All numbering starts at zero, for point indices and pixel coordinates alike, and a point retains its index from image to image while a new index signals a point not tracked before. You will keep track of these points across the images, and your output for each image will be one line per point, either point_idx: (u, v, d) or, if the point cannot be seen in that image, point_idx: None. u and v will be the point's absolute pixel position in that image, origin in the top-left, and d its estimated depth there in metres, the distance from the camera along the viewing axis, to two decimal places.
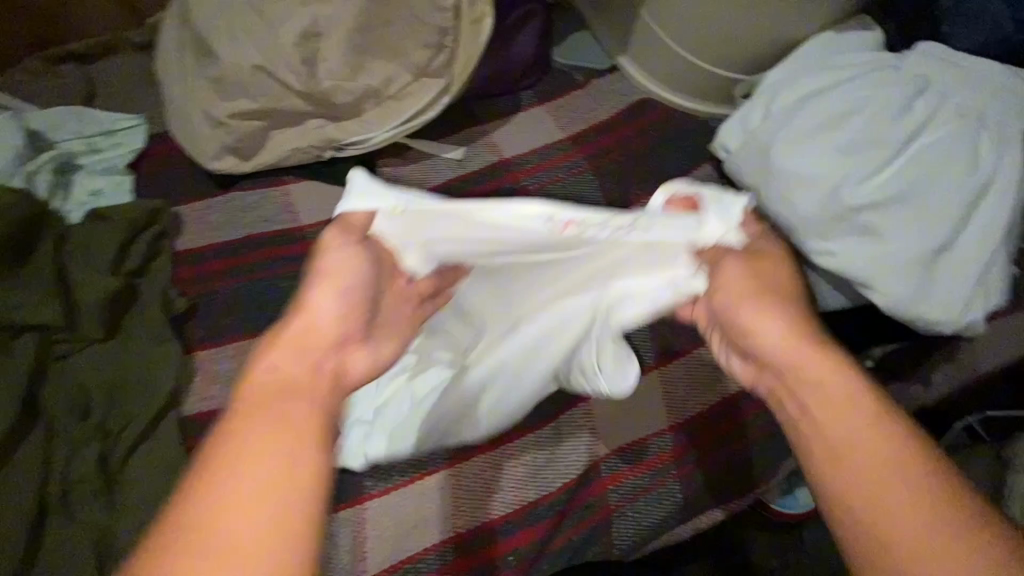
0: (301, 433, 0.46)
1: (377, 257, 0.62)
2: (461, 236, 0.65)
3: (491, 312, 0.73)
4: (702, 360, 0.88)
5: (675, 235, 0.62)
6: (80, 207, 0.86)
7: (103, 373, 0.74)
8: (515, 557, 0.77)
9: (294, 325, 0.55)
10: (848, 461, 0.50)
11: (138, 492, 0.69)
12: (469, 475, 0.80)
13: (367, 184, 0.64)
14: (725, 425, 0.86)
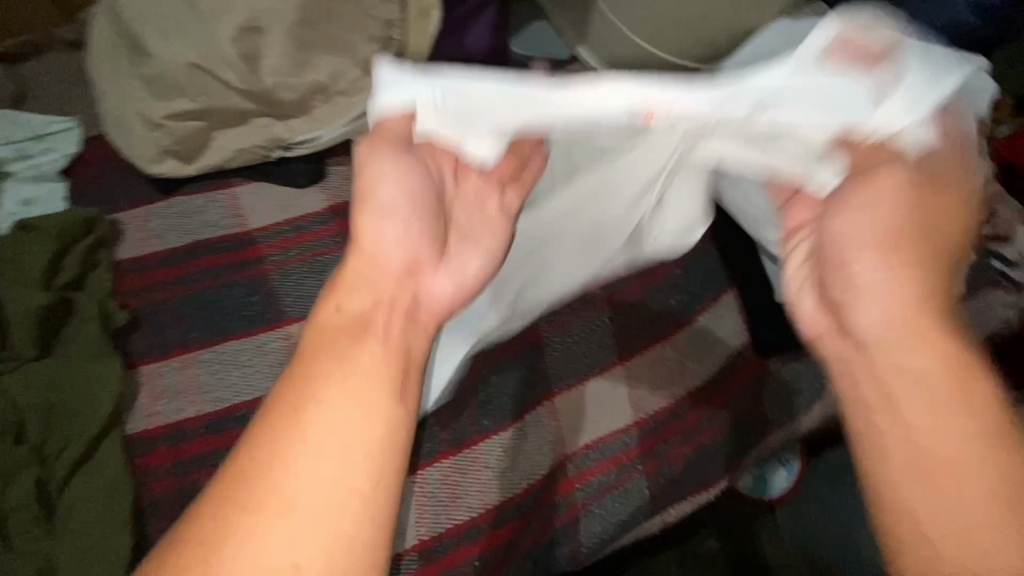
0: (369, 397, 0.48)
1: (425, 180, 0.55)
2: (540, 119, 0.51)
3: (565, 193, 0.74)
4: (666, 354, 0.87)
5: (820, 117, 0.52)
6: (11, 217, 0.82)
7: (39, 393, 0.71)
8: (482, 562, 0.76)
9: (351, 263, 0.53)
10: (919, 442, 0.48)
11: (78, 517, 0.66)
12: (438, 480, 0.78)
13: (400, 76, 0.51)
14: (691, 417, 0.85)
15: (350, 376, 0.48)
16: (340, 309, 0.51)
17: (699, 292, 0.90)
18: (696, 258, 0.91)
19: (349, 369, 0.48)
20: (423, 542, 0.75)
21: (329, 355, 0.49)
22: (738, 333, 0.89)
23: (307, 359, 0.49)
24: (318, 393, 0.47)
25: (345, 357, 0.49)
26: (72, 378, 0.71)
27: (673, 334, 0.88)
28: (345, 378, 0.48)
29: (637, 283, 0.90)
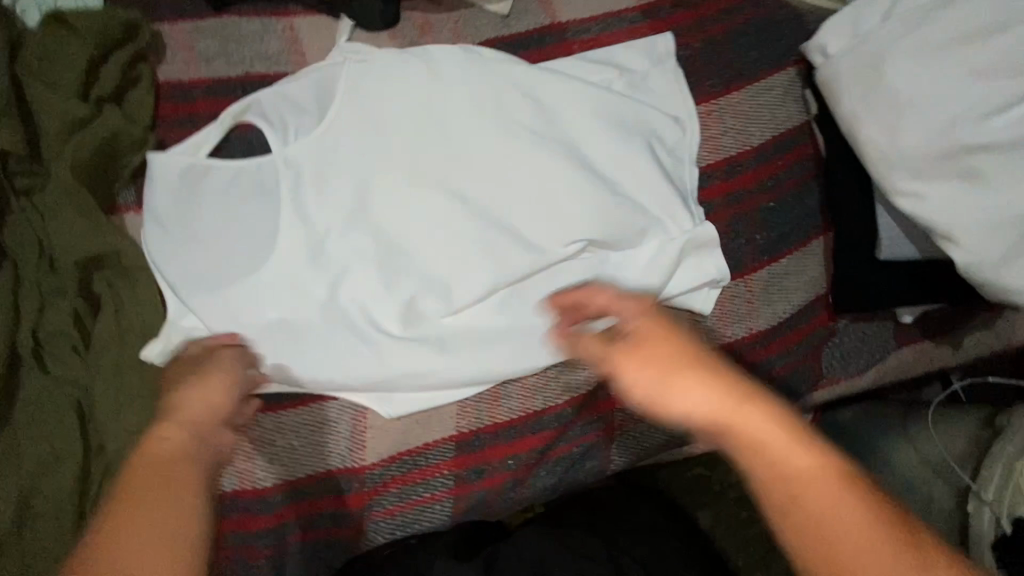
0: (172, 467, 0.46)
1: (173, 230, 0.65)
2: (176, 170, 0.66)
3: (243, 242, 0.67)
4: (734, 294, 0.81)
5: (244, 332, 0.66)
6: (39, 6, 0.71)
7: (70, 216, 0.63)
8: (451, 479, 0.73)
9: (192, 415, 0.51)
10: (701, 385, 0.48)
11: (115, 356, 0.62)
12: (270, 437, 0.68)
13: (162, 168, 0.66)
14: (749, 359, 0.81)
15: (180, 480, 0.45)
16: (165, 437, 0.48)
17: (789, 231, 0.82)
18: (796, 192, 0.82)
19: (172, 478, 0.45)
20: (274, 489, 0.68)
21: (120, 497, 0.44)
22: (816, 283, 0.82)
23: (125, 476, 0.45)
24: (155, 468, 0.45)
25: (162, 475, 0.45)
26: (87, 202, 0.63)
27: (751, 273, 0.81)
28: (143, 519, 0.42)
29: (725, 210, 0.81)
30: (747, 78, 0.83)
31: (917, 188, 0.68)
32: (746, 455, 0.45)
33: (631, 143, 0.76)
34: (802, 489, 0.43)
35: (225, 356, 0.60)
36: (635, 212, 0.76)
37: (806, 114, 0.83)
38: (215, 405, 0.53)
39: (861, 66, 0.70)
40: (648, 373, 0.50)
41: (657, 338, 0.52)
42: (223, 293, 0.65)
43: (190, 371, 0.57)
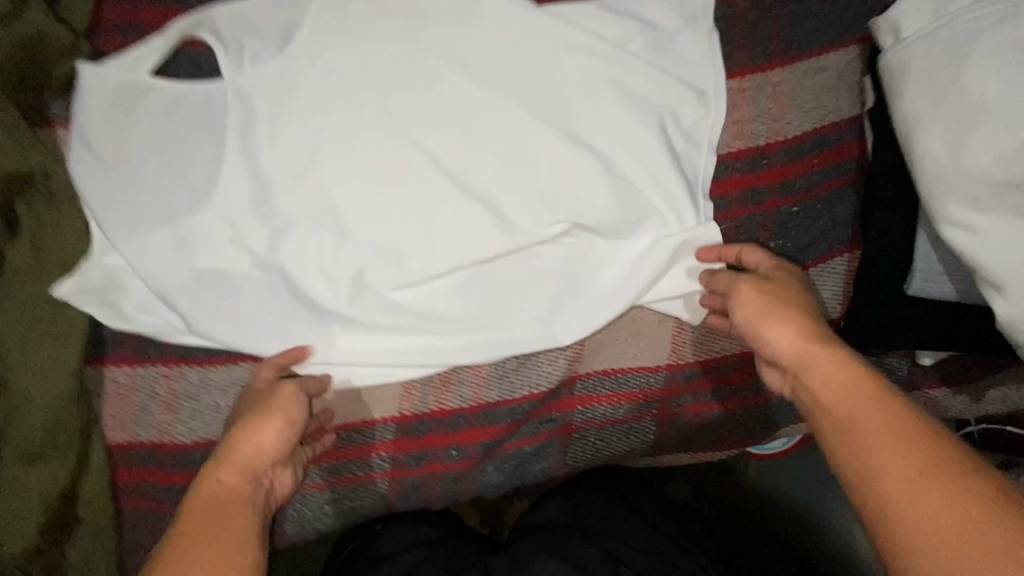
0: (229, 513, 0.47)
1: (102, 157, 0.58)
2: (108, 88, 0.58)
3: (177, 179, 0.59)
4: None
5: (170, 281, 0.59)
6: None
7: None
8: (387, 462, 0.69)
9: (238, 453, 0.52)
10: (792, 323, 0.54)
11: (33, 290, 0.57)
12: (195, 391, 0.62)
13: (93, 82, 0.58)
14: (730, 377, 0.75)
15: (232, 526, 0.46)
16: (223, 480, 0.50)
17: (808, 244, 0.71)
18: (826, 200, 0.70)
19: (228, 528, 0.46)
20: (197, 446, 0.62)
21: (179, 535, 0.46)
22: (827, 306, 0.72)
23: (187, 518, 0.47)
24: (215, 512, 0.47)
25: (219, 520, 0.46)
26: (6, 114, 0.56)
27: None
28: (189, 559, 0.43)
29: (738, 209, 0.70)
30: (797, 53, 0.69)
31: (970, 219, 0.56)
32: (812, 387, 0.50)
33: (642, 120, 0.65)
34: (851, 424, 0.45)
35: (287, 386, 0.58)
36: (634, 201, 0.67)
37: (858, 107, 0.70)
38: (269, 450, 0.54)
39: (938, 58, 0.58)
40: (750, 300, 0.57)
41: (772, 282, 0.59)
42: (151, 236, 0.59)
43: (255, 407, 0.56)
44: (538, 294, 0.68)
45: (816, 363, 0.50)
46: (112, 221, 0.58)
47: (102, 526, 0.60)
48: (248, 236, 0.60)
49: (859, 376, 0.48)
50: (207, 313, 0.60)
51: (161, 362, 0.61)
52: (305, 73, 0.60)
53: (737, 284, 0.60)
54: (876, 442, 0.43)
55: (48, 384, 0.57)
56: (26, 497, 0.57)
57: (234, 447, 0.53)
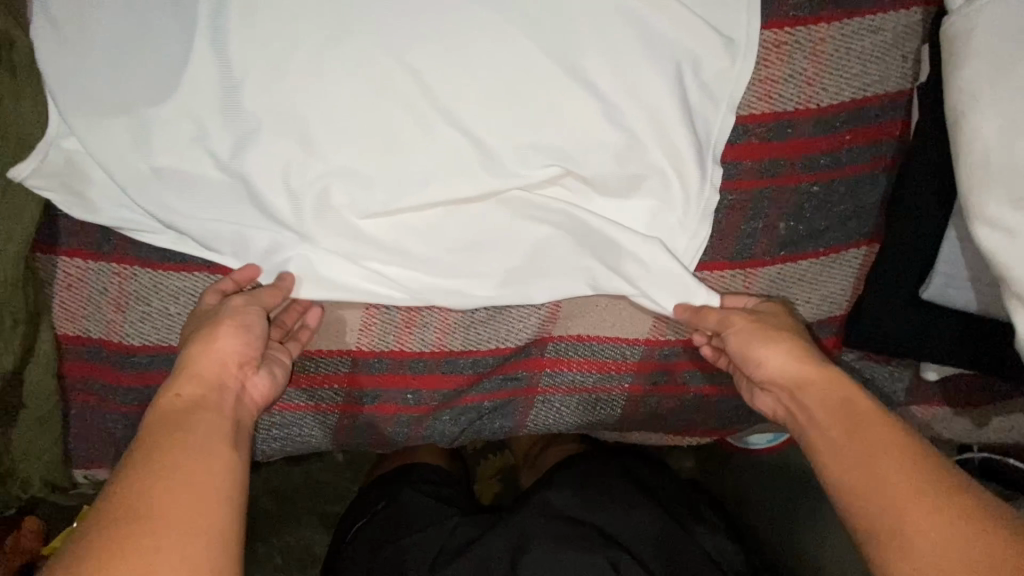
0: (197, 415, 0.48)
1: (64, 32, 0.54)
2: None
3: (138, 68, 0.55)
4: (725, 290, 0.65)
5: (127, 177, 0.56)
6: None
7: None
8: (342, 395, 0.67)
9: (203, 361, 0.52)
10: (789, 349, 0.55)
11: None
12: (146, 295, 0.60)
13: None
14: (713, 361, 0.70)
15: (200, 433, 0.47)
16: (179, 395, 0.50)
17: (823, 230, 0.64)
18: (852, 183, 0.63)
19: (197, 432, 0.47)
20: (144, 350, 0.61)
21: (144, 438, 0.46)
22: (829, 302, 0.66)
23: (153, 428, 0.47)
24: (181, 418, 0.48)
25: (186, 426, 0.47)
26: None
27: (755, 267, 0.65)
28: (160, 453, 0.45)
29: (751, 179, 0.63)
30: (850, 9, 0.60)
31: (1008, 219, 0.49)
32: (811, 414, 0.52)
33: (657, 65, 0.58)
34: (848, 442, 0.49)
35: (236, 300, 0.56)
36: (635, 156, 0.60)
37: (909, 82, 0.61)
38: (231, 358, 0.53)
39: (1012, 26, 0.49)
40: (743, 328, 0.57)
41: (764, 314, 0.59)
42: (112, 126, 0.55)
43: (205, 323, 0.55)
44: (516, 243, 0.63)
45: (816, 389, 0.52)
46: (71, 103, 0.55)
47: (46, 415, 0.60)
48: (213, 138, 0.56)
49: (852, 398, 0.51)
50: (161, 215, 0.57)
51: (114, 260, 0.59)
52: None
53: (728, 325, 0.58)
54: (876, 460, 0.47)
55: None
56: None
57: (191, 361, 0.52)
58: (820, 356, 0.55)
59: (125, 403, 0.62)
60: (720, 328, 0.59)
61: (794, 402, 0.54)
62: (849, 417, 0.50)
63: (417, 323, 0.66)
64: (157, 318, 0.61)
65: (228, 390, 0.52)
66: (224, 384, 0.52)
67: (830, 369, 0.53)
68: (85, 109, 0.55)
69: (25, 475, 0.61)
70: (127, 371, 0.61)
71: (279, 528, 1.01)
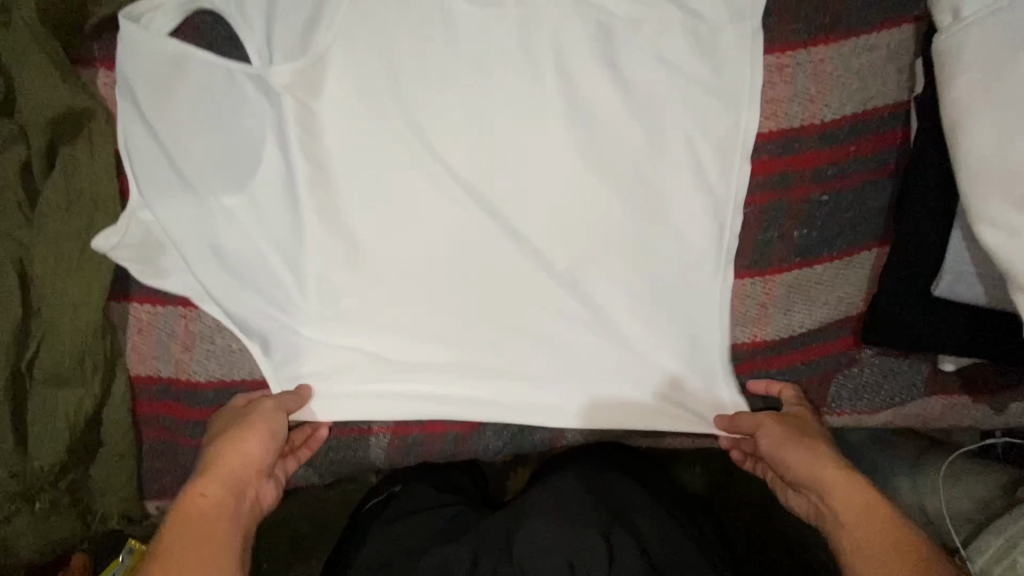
0: (215, 524, 0.52)
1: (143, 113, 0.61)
2: (145, 44, 0.59)
3: (210, 151, 0.62)
4: (746, 296, 0.70)
5: (196, 241, 0.63)
6: None
7: (28, 66, 0.57)
8: (392, 417, 0.72)
9: (225, 465, 0.56)
10: (813, 451, 0.61)
11: (59, 226, 0.59)
12: (211, 334, 0.65)
13: (132, 36, 0.59)
14: None
15: (219, 546, 0.50)
16: (203, 499, 0.53)
17: (836, 235, 0.68)
18: (859, 191, 0.67)
19: (213, 545, 0.50)
20: (209, 386, 0.65)
21: (166, 545, 0.50)
22: (846, 302, 0.70)
23: (171, 538, 0.50)
24: (200, 526, 0.51)
25: (205, 537, 0.51)
26: (51, 54, 0.57)
27: (775, 274, 0.69)
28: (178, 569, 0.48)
29: (762, 194, 0.67)
30: (847, 30, 0.64)
31: (1010, 220, 0.53)
32: (843, 521, 0.55)
33: (662, 108, 0.66)
34: (866, 544, 0.53)
35: (266, 403, 0.62)
36: (649, 206, 0.67)
37: (906, 93, 0.65)
38: (254, 463, 0.58)
39: (997, 42, 0.54)
40: (774, 433, 0.64)
41: (795, 420, 0.65)
42: (185, 205, 0.62)
43: (235, 423, 0.60)
44: (550, 297, 0.68)
45: (829, 486, 0.58)
46: (148, 180, 0.62)
47: (122, 451, 0.64)
48: (275, 215, 0.63)
49: (882, 512, 0.54)
50: (219, 302, 0.64)
51: (181, 303, 0.64)
52: (330, 42, 0.62)
53: (759, 427, 0.65)
54: (876, 556, 0.52)
55: (74, 319, 0.59)
56: (54, 418, 0.60)
57: (218, 461, 0.56)
58: (843, 458, 0.60)
59: (193, 436, 0.66)
60: (754, 428, 0.65)
61: (818, 500, 0.59)
62: (856, 513, 0.55)
63: None
64: (224, 359, 0.66)
65: (241, 495, 0.55)
66: (241, 494, 0.55)
67: (846, 472, 0.58)
68: (161, 196, 0.62)
69: (103, 510, 0.66)
70: (196, 408, 0.66)
71: (323, 549, 1.05)
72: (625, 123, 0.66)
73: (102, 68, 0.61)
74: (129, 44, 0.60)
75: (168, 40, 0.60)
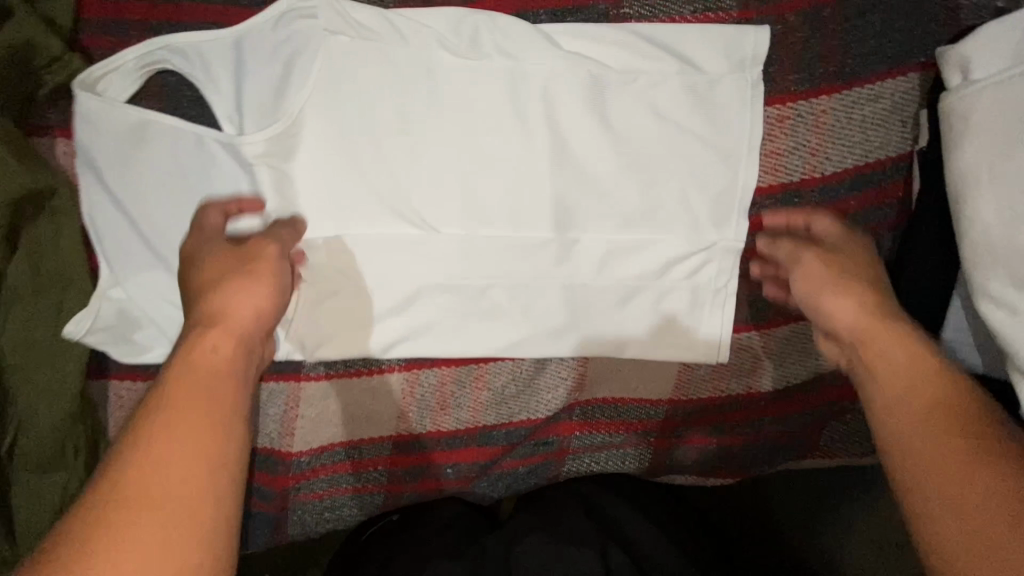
0: (206, 387, 0.45)
1: (106, 184, 0.57)
2: (104, 114, 0.56)
3: (180, 219, 0.58)
4: (741, 348, 0.69)
5: (170, 315, 0.59)
6: None
7: None
8: (386, 475, 0.72)
9: (236, 309, 0.50)
10: (857, 291, 0.53)
11: (24, 310, 0.56)
12: None
13: (88, 107, 0.55)
14: (727, 436, 0.74)
15: (219, 406, 0.44)
16: (213, 351, 0.47)
17: None
18: None
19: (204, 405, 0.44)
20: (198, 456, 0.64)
21: (162, 392, 0.44)
22: None
23: (162, 392, 0.44)
24: (194, 387, 0.45)
25: (200, 394, 0.44)
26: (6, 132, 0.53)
27: (770, 326, 0.68)
28: (163, 436, 0.42)
29: (761, 248, 0.66)
30: (851, 79, 0.61)
31: (1011, 298, 0.52)
32: (878, 369, 0.50)
33: (656, 160, 0.63)
34: (910, 396, 0.47)
35: (270, 250, 0.54)
36: (643, 255, 0.65)
37: (909, 144, 0.63)
38: (261, 310, 0.51)
39: (1008, 111, 0.52)
40: (813, 272, 0.55)
41: (836, 255, 0.56)
42: (157, 278, 0.59)
43: (233, 264, 0.52)
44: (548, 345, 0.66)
45: (872, 333, 0.51)
46: (117, 253, 0.58)
47: None
48: None
49: (922, 356, 0.49)
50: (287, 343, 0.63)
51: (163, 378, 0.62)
52: (303, 104, 0.58)
53: (797, 262, 0.57)
54: (915, 405, 0.47)
55: (47, 404, 0.57)
56: (39, 507, 0.58)
57: (225, 307, 0.50)
58: (890, 302, 0.53)
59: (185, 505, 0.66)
60: (789, 264, 0.57)
61: (852, 349, 0.53)
62: (907, 366, 0.49)
63: (455, 407, 0.69)
64: None
65: (252, 356, 0.50)
66: (248, 345, 0.50)
67: (898, 324, 0.51)
68: (131, 270, 0.59)
69: None
70: None
71: None
72: (618, 177, 0.63)
73: (61, 136, 0.58)
74: (84, 110, 0.56)
75: (129, 108, 0.56)
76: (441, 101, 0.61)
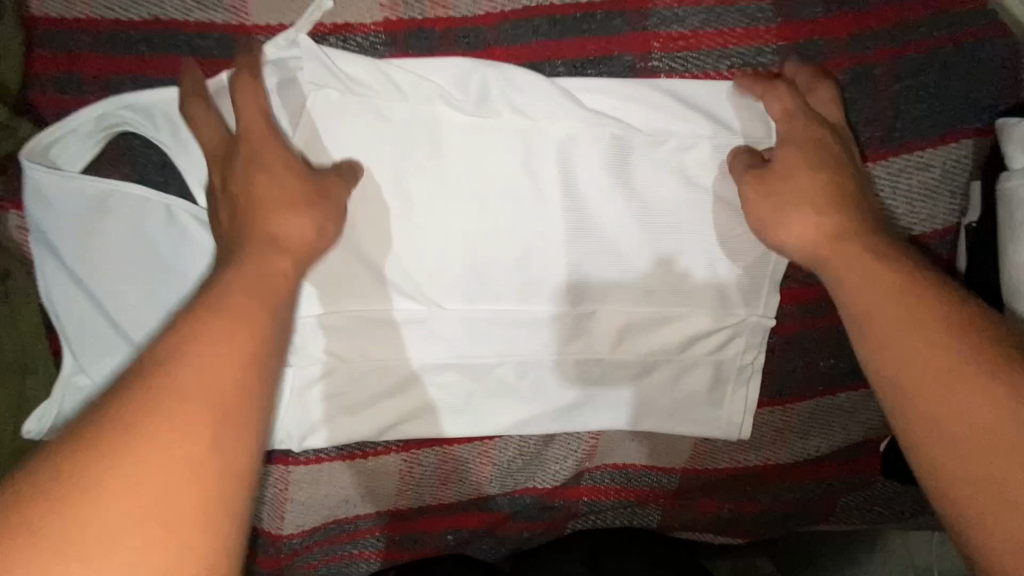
0: (268, 302, 0.39)
1: (66, 264, 0.51)
2: (59, 186, 0.49)
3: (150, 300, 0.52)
4: (764, 423, 0.66)
5: None
6: None
7: None
8: (384, 540, 0.67)
9: (288, 229, 0.45)
10: (809, 210, 0.49)
11: None
12: None
13: (40, 180, 0.49)
14: (746, 502, 0.69)
15: (274, 328, 0.38)
16: (283, 272, 0.42)
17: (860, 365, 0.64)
18: None
19: (259, 315, 0.38)
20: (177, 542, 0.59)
21: (213, 289, 0.38)
22: (867, 427, 0.66)
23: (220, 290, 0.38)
24: (256, 294, 0.39)
25: (258, 302, 0.38)
26: None
27: (795, 402, 0.65)
28: (216, 332, 0.35)
29: (791, 322, 0.62)
30: (899, 146, 0.55)
31: None
32: (846, 292, 0.47)
33: (681, 227, 0.57)
34: (878, 315, 0.44)
35: (335, 187, 0.49)
36: (666, 326, 0.59)
37: (956, 216, 0.57)
38: (309, 234, 0.46)
39: None
40: (759, 203, 0.51)
41: (783, 173, 0.51)
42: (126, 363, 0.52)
43: (302, 180, 0.47)
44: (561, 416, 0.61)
45: (832, 255, 0.48)
46: (82, 338, 0.52)
47: None
48: None
49: (887, 272, 0.45)
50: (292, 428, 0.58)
51: None
52: None
53: (746, 189, 0.52)
54: (886, 324, 0.43)
55: None
56: None
57: (278, 225, 0.45)
58: (857, 215, 0.49)
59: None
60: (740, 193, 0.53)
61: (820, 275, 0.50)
62: (876, 284, 0.45)
63: (459, 479, 0.65)
64: None
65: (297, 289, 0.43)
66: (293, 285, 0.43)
67: (860, 242, 0.47)
68: (97, 357, 0.52)
69: None
70: None
71: None
72: (640, 245, 0.57)
73: (13, 209, 0.52)
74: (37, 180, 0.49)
75: (89, 179, 0.49)
76: (444, 160, 0.54)
